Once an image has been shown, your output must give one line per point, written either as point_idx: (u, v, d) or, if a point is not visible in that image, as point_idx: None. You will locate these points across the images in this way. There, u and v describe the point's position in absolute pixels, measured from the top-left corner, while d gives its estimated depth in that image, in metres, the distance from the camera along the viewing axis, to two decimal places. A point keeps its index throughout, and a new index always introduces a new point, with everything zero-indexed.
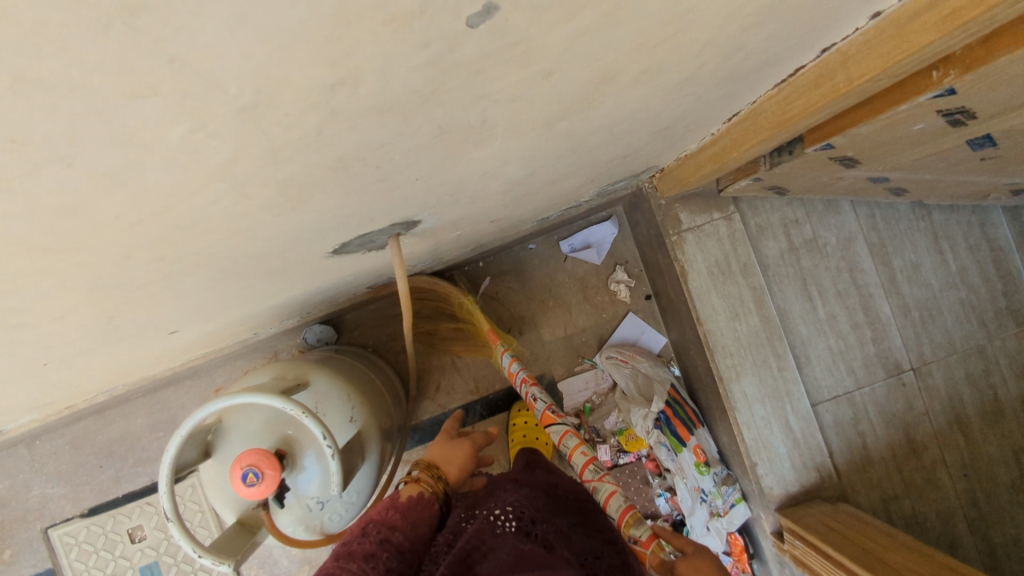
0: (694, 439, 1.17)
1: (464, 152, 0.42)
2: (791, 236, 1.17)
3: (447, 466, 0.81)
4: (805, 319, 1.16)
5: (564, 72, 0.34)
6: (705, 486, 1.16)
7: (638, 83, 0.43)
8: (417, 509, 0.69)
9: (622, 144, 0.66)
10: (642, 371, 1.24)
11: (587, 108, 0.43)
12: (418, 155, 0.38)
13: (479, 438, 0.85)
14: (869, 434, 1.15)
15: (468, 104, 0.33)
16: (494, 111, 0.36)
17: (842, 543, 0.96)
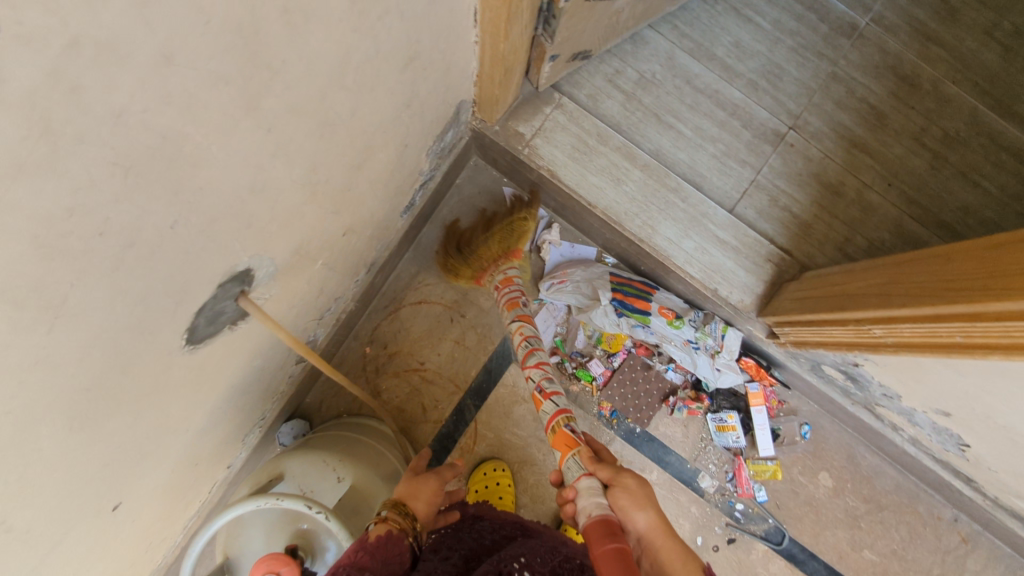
0: (655, 303, 1.23)
1: (194, 168, 0.42)
2: (621, 86, 1.20)
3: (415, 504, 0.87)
4: (679, 145, 1.19)
5: (190, 35, 0.34)
6: (688, 337, 1.23)
7: (301, 15, 0.43)
8: (384, 546, 0.75)
9: (384, 91, 0.68)
10: (580, 280, 1.28)
11: (275, 63, 0.44)
12: (140, 191, 0.38)
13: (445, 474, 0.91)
14: (791, 203, 1.19)
15: (101, 128, 0.32)
16: (167, 111, 0.36)
17: (818, 303, 0.96)
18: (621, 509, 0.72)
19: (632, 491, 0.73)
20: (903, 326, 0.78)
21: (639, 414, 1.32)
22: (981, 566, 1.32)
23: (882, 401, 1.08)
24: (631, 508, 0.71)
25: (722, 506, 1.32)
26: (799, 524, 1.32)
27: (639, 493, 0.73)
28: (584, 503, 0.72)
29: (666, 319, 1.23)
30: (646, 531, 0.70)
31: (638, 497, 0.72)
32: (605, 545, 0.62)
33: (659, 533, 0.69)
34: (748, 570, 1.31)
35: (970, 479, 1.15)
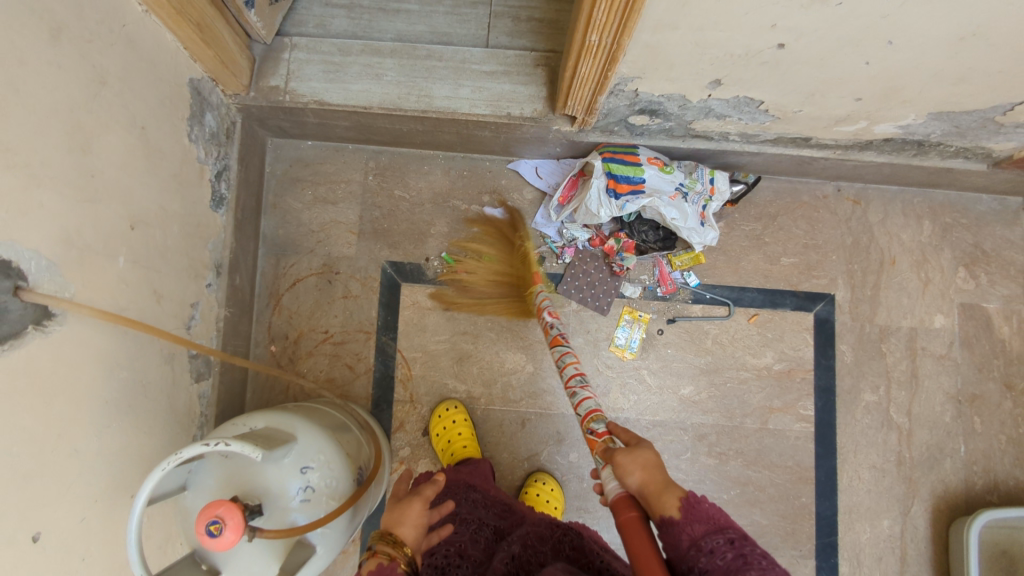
0: (643, 156, 1.26)
1: None
2: (338, 3, 1.27)
3: (402, 531, 0.80)
4: (414, 21, 1.26)
5: None
6: (680, 182, 1.26)
7: None
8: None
9: (51, 67, 0.73)
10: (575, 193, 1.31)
11: None
12: None
13: (428, 491, 0.84)
14: (532, 12, 1.27)
15: None
16: None
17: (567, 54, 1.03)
18: (622, 469, 0.73)
19: (636, 454, 0.75)
20: (596, 17, 0.84)
21: (598, 302, 1.36)
22: (882, 213, 1.41)
23: (689, 115, 1.15)
24: (629, 469, 0.73)
25: (647, 294, 1.37)
26: (717, 270, 1.38)
27: (639, 455, 0.74)
28: (612, 484, 0.75)
29: (657, 166, 1.25)
30: (645, 485, 0.71)
31: (634, 459, 0.74)
32: (629, 514, 0.68)
33: (691, 516, 0.64)
34: (698, 333, 1.37)
35: (808, 139, 1.22)
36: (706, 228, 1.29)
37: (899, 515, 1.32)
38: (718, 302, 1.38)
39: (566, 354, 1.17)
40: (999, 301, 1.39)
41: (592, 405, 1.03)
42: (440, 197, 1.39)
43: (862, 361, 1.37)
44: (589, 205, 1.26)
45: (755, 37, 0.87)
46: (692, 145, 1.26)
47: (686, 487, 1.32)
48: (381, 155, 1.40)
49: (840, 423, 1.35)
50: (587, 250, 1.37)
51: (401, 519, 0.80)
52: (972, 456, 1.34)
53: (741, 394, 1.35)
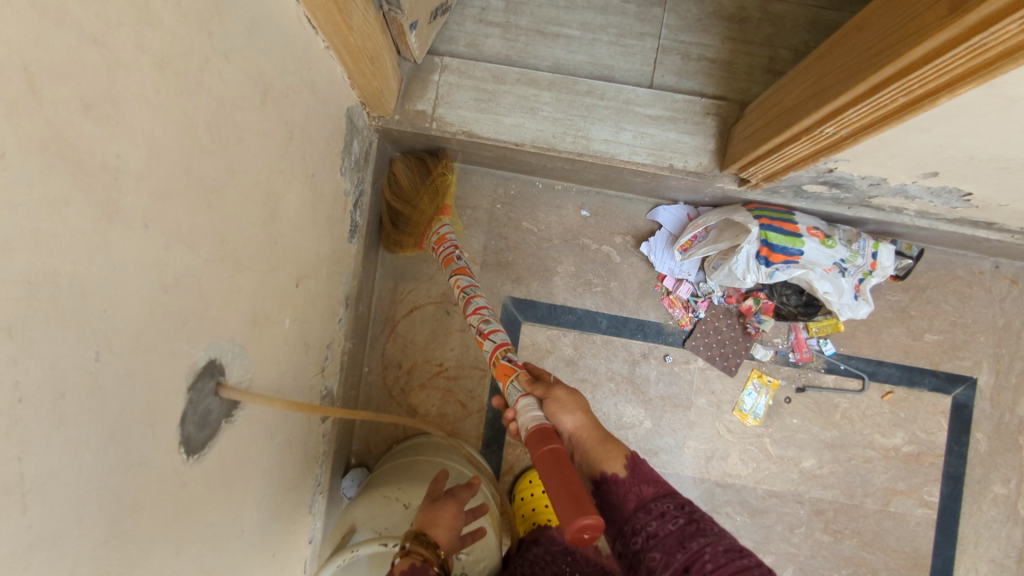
0: (802, 225, 1.15)
1: (98, 307, 0.43)
2: (493, 20, 1.17)
3: (436, 532, 0.79)
4: (573, 48, 1.17)
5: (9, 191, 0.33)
6: (841, 257, 1.15)
7: (122, 109, 0.42)
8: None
9: (256, 135, 0.66)
10: (714, 237, 1.22)
11: (118, 172, 0.43)
12: (49, 355, 0.39)
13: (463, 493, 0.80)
14: (704, 50, 1.16)
15: None
16: (36, 264, 0.36)
17: (773, 118, 0.92)
18: (559, 405, 0.74)
19: (573, 397, 0.76)
20: (849, 115, 0.75)
21: (726, 363, 1.29)
22: None
23: (875, 193, 1.06)
24: (568, 407, 0.75)
25: (778, 358, 1.30)
26: (856, 340, 1.31)
27: (577, 397, 0.76)
28: (530, 413, 0.72)
29: (818, 238, 1.15)
30: (579, 429, 0.74)
31: (574, 398, 0.75)
32: (547, 445, 0.63)
33: (637, 477, 0.71)
34: (827, 405, 1.30)
35: (991, 224, 1.12)
36: (861, 302, 1.20)
37: None
38: (853, 375, 1.30)
39: (470, 289, 1.09)
40: None
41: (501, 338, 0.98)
42: (569, 233, 1.31)
43: (997, 451, 1.30)
44: (735, 269, 1.17)
45: (1015, 149, 0.76)
46: (864, 215, 1.16)
47: (797, 561, 1.29)
48: (512, 182, 1.32)
49: (965, 513, 1.29)
50: (720, 305, 1.30)
51: (434, 520, 0.79)
52: None
53: (865, 473, 1.30)
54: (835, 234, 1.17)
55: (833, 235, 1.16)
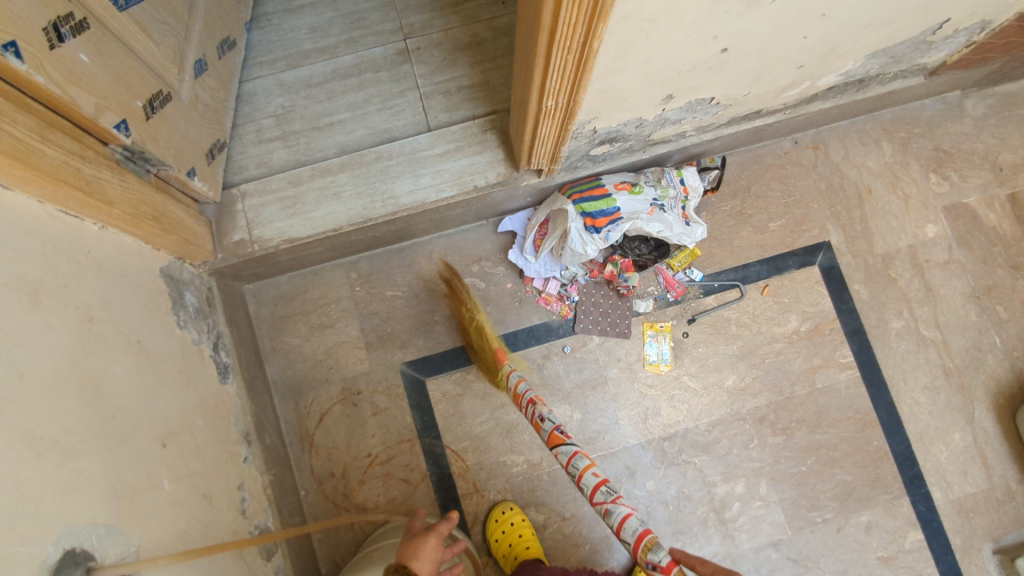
0: (609, 184, 1.26)
1: None
2: (272, 136, 1.27)
3: (416, 565, 0.86)
4: (350, 128, 1.27)
5: None
6: (654, 197, 1.26)
7: None
8: None
9: (42, 330, 0.70)
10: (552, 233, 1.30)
11: None
12: None
13: (444, 526, 0.88)
14: (459, 80, 1.29)
15: None
16: None
17: (516, 109, 1.03)
18: None
19: None
20: (550, 85, 0.86)
21: (618, 328, 1.36)
22: (841, 151, 1.45)
23: (642, 129, 1.17)
24: None
25: (660, 303, 1.38)
26: (716, 257, 1.40)
27: None
28: None
29: (628, 190, 1.26)
30: None
31: None
32: None
33: None
34: (721, 323, 1.38)
35: (759, 112, 1.26)
36: (693, 227, 1.30)
37: (966, 425, 1.34)
38: (726, 287, 1.39)
39: (577, 460, 1.08)
40: (977, 192, 1.44)
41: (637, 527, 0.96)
42: (430, 282, 1.38)
43: (878, 293, 1.39)
44: (575, 247, 1.24)
45: (699, 49, 0.89)
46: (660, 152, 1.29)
47: (765, 473, 1.32)
48: (360, 262, 1.39)
49: (880, 357, 1.37)
50: (587, 282, 1.38)
51: (417, 554, 0.87)
52: (1011, 342, 1.37)
53: (781, 365, 1.36)
54: (642, 180, 1.28)
55: (640, 182, 1.28)
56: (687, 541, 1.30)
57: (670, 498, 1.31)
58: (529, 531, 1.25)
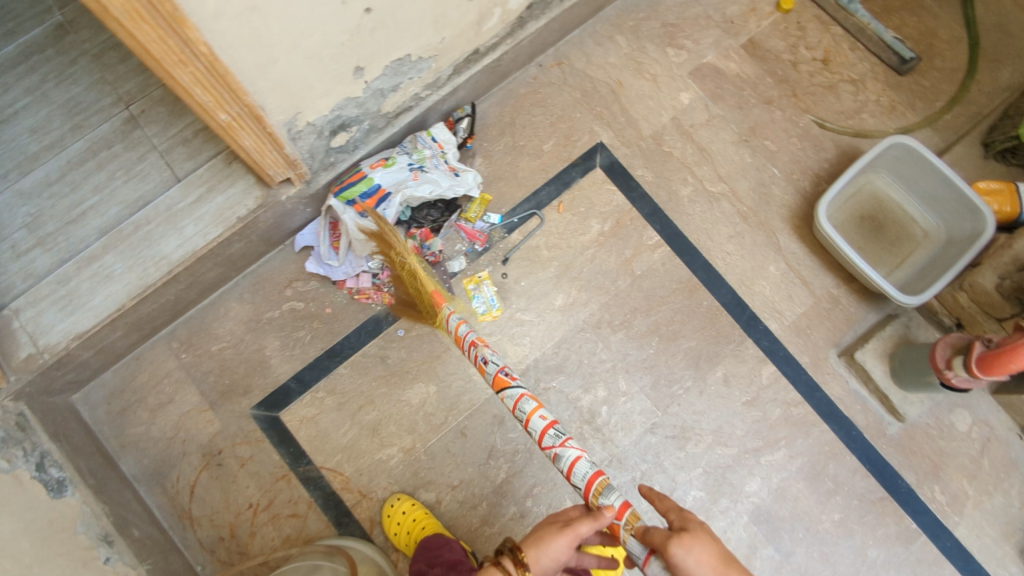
0: (366, 166, 1.31)
1: None
2: (27, 246, 1.24)
3: (536, 554, 0.83)
4: (102, 209, 1.27)
5: None
6: (411, 162, 1.32)
7: None
8: None
9: None
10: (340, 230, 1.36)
11: None
12: None
13: (608, 513, 0.86)
14: (193, 126, 1.31)
15: None
16: None
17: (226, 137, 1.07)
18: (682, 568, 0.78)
19: (693, 548, 0.79)
20: (203, 98, 0.91)
21: (441, 293, 1.41)
22: (582, 58, 1.53)
23: (366, 108, 1.22)
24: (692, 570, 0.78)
25: (471, 256, 1.43)
26: (506, 195, 1.46)
27: (705, 549, 0.79)
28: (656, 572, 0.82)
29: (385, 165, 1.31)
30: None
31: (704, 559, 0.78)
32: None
33: None
34: (532, 252, 1.44)
35: (476, 51, 1.33)
36: (464, 175, 1.37)
37: (776, 255, 1.43)
38: (525, 218, 1.46)
39: (523, 405, 1.08)
40: (712, 50, 1.54)
41: (589, 471, 0.98)
42: (252, 322, 1.40)
43: (660, 170, 1.47)
44: (358, 235, 1.30)
45: (342, 17, 0.94)
46: (405, 120, 1.34)
47: (619, 370, 1.38)
48: (177, 331, 1.39)
49: (683, 226, 1.44)
50: (399, 263, 1.41)
51: (545, 547, 0.83)
52: (787, 168, 1.47)
53: (599, 268, 1.43)
54: (398, 152, 1.34)
55: (396, 154, 1.33)
56: None
57: None
58: (421, 511, 1.27)
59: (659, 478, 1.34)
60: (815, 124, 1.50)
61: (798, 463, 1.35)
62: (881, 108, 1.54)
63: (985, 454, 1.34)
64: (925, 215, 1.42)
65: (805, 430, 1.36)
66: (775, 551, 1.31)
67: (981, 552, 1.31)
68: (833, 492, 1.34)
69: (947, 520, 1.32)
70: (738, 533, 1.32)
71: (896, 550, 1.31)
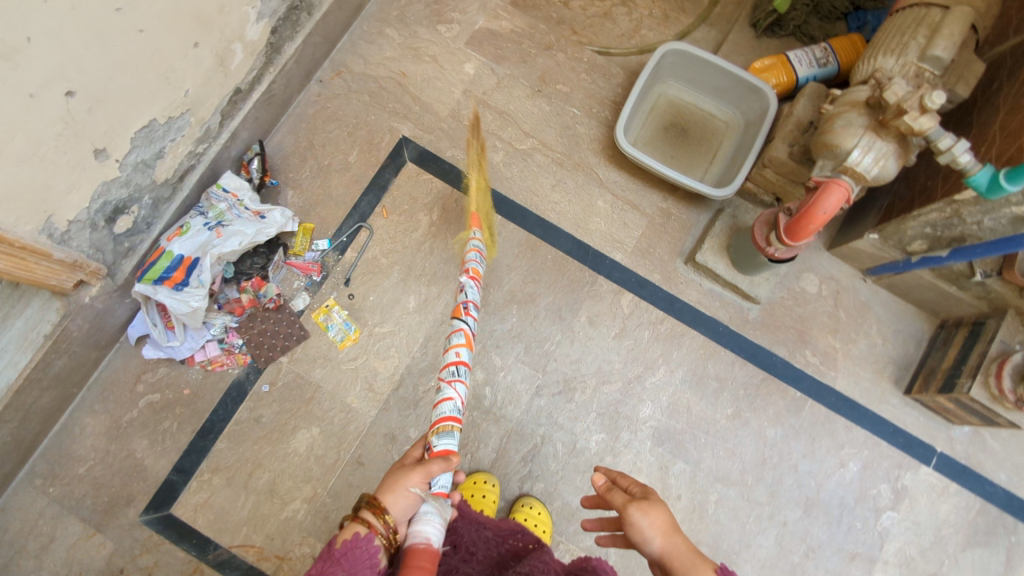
0: (162, 241, 1.27)
1: None
2: None
3: (393, 498, 0.78)
4: None
5: None
6: (209, 221, 1.31)
7: None
8: (354, 552, 0.71)
9: None
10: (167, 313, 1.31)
11: None
12: None
13: (438, 468, 0.83)
14: None
15: None
16: None
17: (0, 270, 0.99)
18: (638, 533, 0.79)
19: (649, 514, 0.80)
20: None
21: (294, 334, 1.39)
22: (361, 63, 1.56)
23: (134, 185, 1.17)
24: (647, 534, 0.78)
25: (312, 289, 1.41)
26: (329, 219, 1.46)
27: (658, 515, 0.80)
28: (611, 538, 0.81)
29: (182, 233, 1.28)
30: (665, 551, 0.77)
31: (654, 522, 0.79)
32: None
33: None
34: (372, 264, 1.44)
35: (237, 90, 1.31)
36: (271, 215, 1.37)
37: (600, 188, 1.49)
38: (354, 234, 1.45)
39: (455, 337, 1.15)
40: (480, 14, 1.60)
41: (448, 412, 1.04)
42: (112, 430, 1.34)
43: (467, 145, 1.51)
44: (182, 310, 1.25)
45: (37, 109, 0.92)
46: (191, 181, 1.30)
47: (489, 347, 1.39)
48: (35, 467, 1.31)
49: (507, 190, 1.48)
50: (241, 321, 1.38)
51: (397, 489, 0.79)
52: (585, 103, 1.53)
53: (440, 257, 1.44)
54: (192, 217, 1.31)
55: (191, 219, 1.31)
56: (471, 448, 1.35)
57: None
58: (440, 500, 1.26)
59: (559, 435, 1.36)
60: (597, 53, 1.57)
61: (680, 374, 1.39)
62: (656, 20, 1.60)
63: (839, 306, 1.42)
64: (720, 106, 1.51)
65: (676, 342, 1.41)
66: (684, 463, 1.35)
67: (862, 395, 1.39)
68: (719, 389, 1.39)
69: (825, 378, 1.39)
70: (646, 459, 1.35)
71: (790, 422, 1.37)
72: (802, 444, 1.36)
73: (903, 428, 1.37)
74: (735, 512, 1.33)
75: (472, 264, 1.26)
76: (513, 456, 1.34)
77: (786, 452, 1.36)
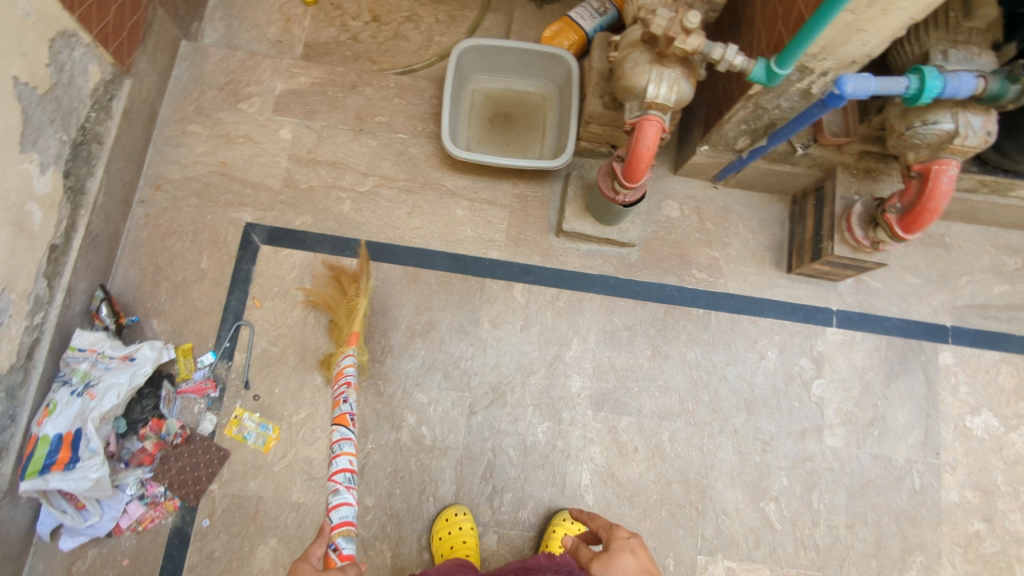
0: (34, 427, 1.18)
1: None
2: None
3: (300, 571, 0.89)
4: None
5: None
6: (77, 387, 1.22)
7: None
8: None
9: None
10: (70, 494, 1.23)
11: None
12: None
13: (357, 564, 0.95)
14: None
15: None
16: None
17: None
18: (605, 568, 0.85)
19: (615, 556, 0.87)
20: None
21: (214, 457, 1.33)
22: (175, 168, 1.51)
23: None
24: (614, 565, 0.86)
25: (215, 406, 1.36)
26: (204, 331, 1.41)
27: (624, 551, 0.87)
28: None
29: (51, 411, 1.20)
30: None
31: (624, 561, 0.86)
32: None
33: None
34: (264, 358, 1.40)
35: (52, 247, 1.24)
36: (140, 353, 1.29)
37: (453, 198, 1.51)
38: (236, 335, 1.41)
39: (341, 444, 1.21)
40: (275, 76, 1.59)
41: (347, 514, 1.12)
42: None
43: (313, 207, 1.50)
44: (85, 487, 1.17)
45: None
46: (41, 355, 1.22)
47: (409, 389, 1.39)
48: None
49: (367, 234, 1.48)
50: (156, 468, 1.32)
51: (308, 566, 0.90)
52: (409, 124, 1.55)
53: (328, 324, 1.42)
54: (57, 390, 1.22)
55: (56, 392, 1.22)
56: (429, 489, 1.34)
57: (390, 485, 1.34)
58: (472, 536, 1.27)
59: (506, 441, 1.37)
60: (402, 74, 1.61)
61: (592, 338, 1.43)
62: (444, 23, 1.70)
63: (703, 219, 1.50)
64: (531, 82, 1.57)
65: (578, 310, 1.45)
66: (628, 417, 1.39)
67: (755, 289, 1.47)
68: (632, 336, 1.44)
69: (717, 287, 1.47)
70: (593, 428, 1.38)
71: (704, 339, 1.44)
72: (722, 354, 1.43)
73: (800, 303, 1.47)
74: (690, 440, 1.38)
75: (348, 371, 1.28)
76: (472, 480, 1.35)
77: (711, 367, 1.42)
